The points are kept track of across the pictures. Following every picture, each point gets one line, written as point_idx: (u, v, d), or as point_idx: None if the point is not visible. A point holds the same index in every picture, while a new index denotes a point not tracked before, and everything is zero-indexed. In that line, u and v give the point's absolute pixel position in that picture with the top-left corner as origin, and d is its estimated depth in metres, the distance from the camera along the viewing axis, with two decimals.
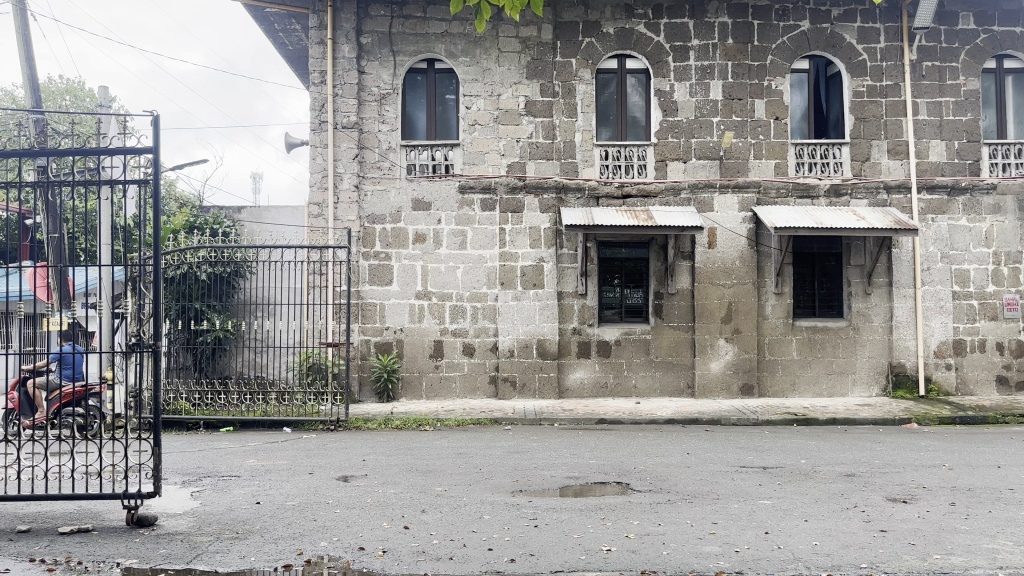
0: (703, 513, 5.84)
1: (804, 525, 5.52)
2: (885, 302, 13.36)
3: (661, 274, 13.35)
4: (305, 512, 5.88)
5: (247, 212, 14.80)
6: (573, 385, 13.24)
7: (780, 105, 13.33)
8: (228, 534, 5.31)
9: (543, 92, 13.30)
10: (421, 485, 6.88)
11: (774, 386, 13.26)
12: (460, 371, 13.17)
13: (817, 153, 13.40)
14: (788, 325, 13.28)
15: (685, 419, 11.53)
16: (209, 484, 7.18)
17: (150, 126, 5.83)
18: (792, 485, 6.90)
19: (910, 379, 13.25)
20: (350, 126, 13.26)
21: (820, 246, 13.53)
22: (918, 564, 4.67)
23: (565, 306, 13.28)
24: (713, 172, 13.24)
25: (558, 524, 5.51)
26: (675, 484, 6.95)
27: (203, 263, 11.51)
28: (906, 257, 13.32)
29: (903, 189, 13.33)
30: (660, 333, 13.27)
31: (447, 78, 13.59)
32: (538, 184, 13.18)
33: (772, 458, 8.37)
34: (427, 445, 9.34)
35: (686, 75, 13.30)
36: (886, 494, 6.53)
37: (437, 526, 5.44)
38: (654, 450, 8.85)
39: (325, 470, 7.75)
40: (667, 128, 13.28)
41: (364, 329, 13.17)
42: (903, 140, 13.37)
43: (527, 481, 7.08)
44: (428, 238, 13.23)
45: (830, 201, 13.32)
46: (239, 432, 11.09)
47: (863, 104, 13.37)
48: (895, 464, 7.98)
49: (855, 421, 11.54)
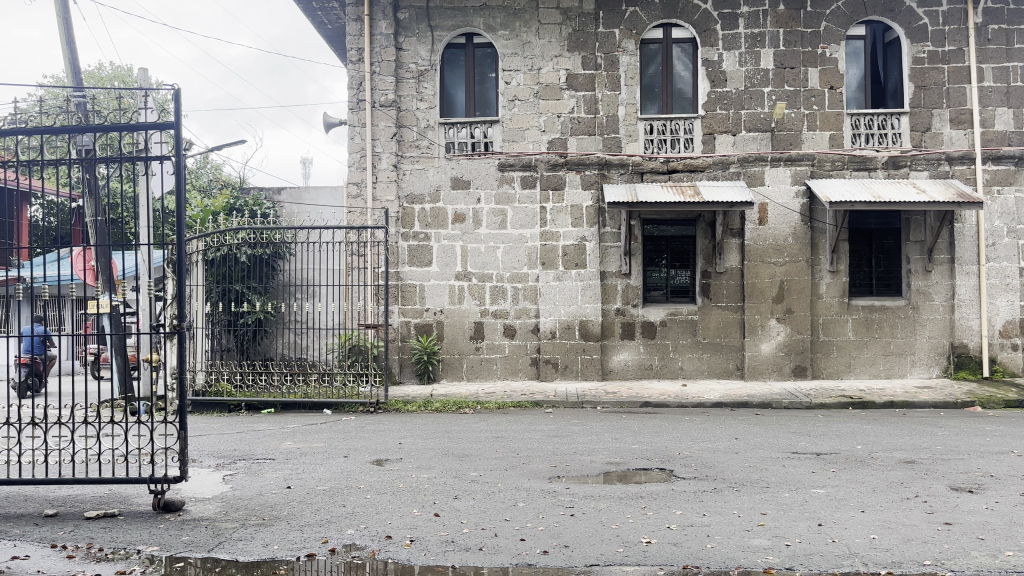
0: (751, 503, 5.50)
1: (861, 517, 5.15)
2: (947, 280, 12.71)
3: (708, 252, 12.89)
4: (335, 498, 5.70)
5: (288, 193, 14.75)
6: (616, 367, 12.91)
7: (834, 73, 12.70)
8: (255, 520, 5.18)
9: (585, 65, 12.89)
10: (456, 469, 6.68)
11: (829, 368, 12.74)
12: (500, 353, 12.95)
13: (875, 124, 12.75)
14: (843, 305, 12.74)
15: (734, 403, 11.11)
16: (243, 467, 7.07)
17: (173, 100, 5.73)
18: (848, 473, 6.49)
19: (973, 360, 12.58)
20: (387, 104, 13.05)
21: (877, 222, 12.92)
22: (988, 562, 4.26)
23: (608, 286, 12.93)
24: (764, 144, 12.69)
25: (595, 513, 5.23)
26: (722, 471, 6.61)
27: (242, 245, 11.40)
28: (969, 232, 12.62)
29: (967, 159, 12.62)
30: (708, 314, 12.85)
31: (486, 53, 13.27)
32: (580, 161, 12.80)
33: (826, 443, 7.95)
34: (466, 428, 9.13)
35: (735, 44, 12.76)
36: (950, 483, 6.10)
37: (469, 514, 5.21)
38: (700, 434, 8.49)
39: (360, 453, 7.58)
40: (715, 100, 12.77)
41: (404, 311, 13.03)
42: (966, 108, 12.64)
43: (566, 467, 6.82)
44: (468, 218, 12.98)
45: (888, 173, 12.68)
46: (280, 414, 11.02)
47: (923, 71, 12.67)
48: (959, 451, 7.50)
49: (913, 404, 10.99)
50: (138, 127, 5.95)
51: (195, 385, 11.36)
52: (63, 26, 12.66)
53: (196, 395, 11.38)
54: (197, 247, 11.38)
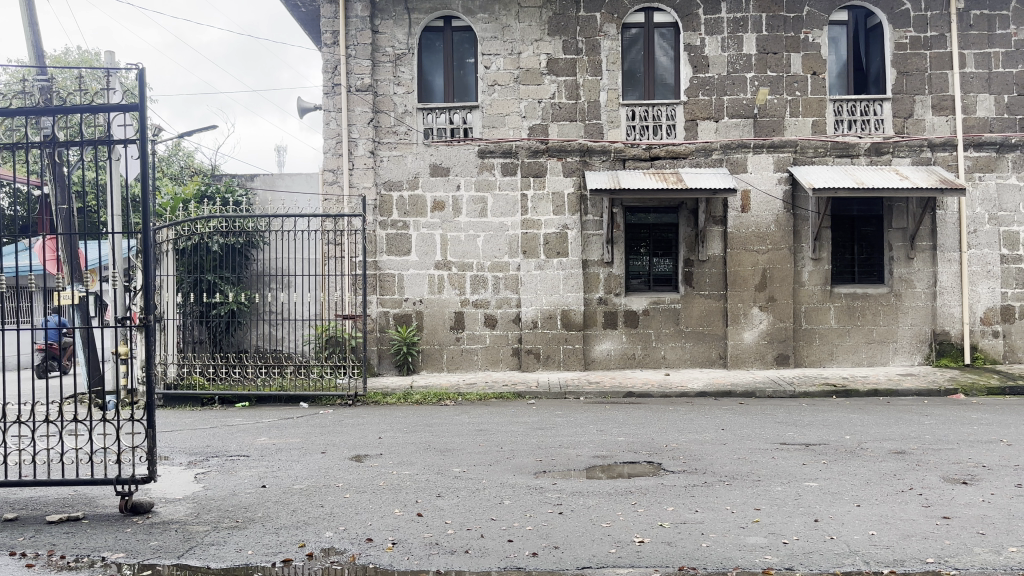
0: (743, 498, 5.34)
1: (857, 511, 5.01)
2: (929, 267, 12.68)
3: (691, 240, 12.74)
4: (312, 497, 5.46)
5: (261, 180, 14.36)
6: (599, 356, 12.75)
7: (817, 59, 12.56)
8: (227, 523, 4.94)
9: (566, 49, 12.64)
10: (438, 465, 6.46)
11: (811, 356, 12.67)
12: (481, 344, 12.73)
13: (857, 110, 12.64)
14: (825, 292, 12.65)
15: (717, 392, 10.98)
16: (216, 465, 6.79)
17: (137, 80, 5.43)
18: (840, 465, 6.36)
19: (955, 347, 12.57)
20: (364, 89, 12.73)
21: (860, 209, 12.83)
22: (992, 559, 4.13)
23: (590, 275, 12.75)
24: (747, 131, 12.54)
25: (585, 511, 5.04)
26: (711, 463, 6.45)
27: (214, 234, 11.05)
28: (951, 219, 12.58)
29: (949, 146, 12.56)
30: (690, 303, 12.71)
31: (465, 37, 12.98)
32: (561, 148, 12.57)
33: (814, 434, 7.82)
34: (447, 421, 8.90)
35: (717, 28, 12.58)
36: (943, 475, 5.99)
37: (453, 513, 5.00)
38: (686, 425, 8.34)
39: (338, 448, 7.33)
40: (697, 86, 12.59)
41: (383, 301, 12.74)
42: (948, 95, 12.56)
43: (552, 461, 6.63)
44: (447, 206, 12.72)
45: (871, 160, 12.58)
46: (254, 407, 10.73)
47: (906, 57, 12.58)
48: (947, 440, 7.41)
49: (897, 392, 10.93)
50: (100, 109, 5.63)
51: (166, 378, 11.04)
52: (25, 8, 12.20)
53: (168, 388, 11.07)
54: (167, 237, 11.04)
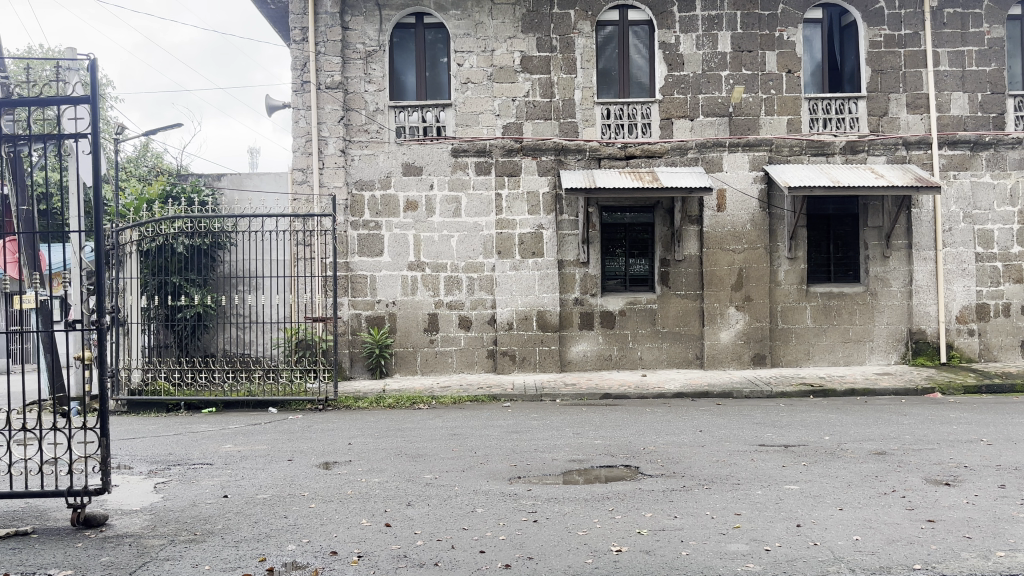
0: (724, 502, 5.18)
1: (839, 516, 4.88)
2: (904, 266, 12.66)
3: (667, 239, 12.62)
4: (275, 508, 5.21)
5: (228, 179, 14.03)
6: (575, 358, 12.58)
7: (792, 57, 12.49)
8: (185, 536, 4.68)
9: (540, 46, 12.47)
10: (410, 472, 6.24)
11: (788, 355, 12.59)
12: (456, 346, 12.52)
13: (832, 108, 12.60)
14: (801, 291, 12.58)
15: (695, 393, 10.86)
16: (177, 474, 6.52)
17: (89, 71, 5.15)
18: (820, 467, 6.23)
19: (931, 346, 12.56)
20: (334, 86, 12.47)
21: (835, 207, 12.79)
22: (980, 564, 4.00)
23: (566, 276, 12.57)
24: (722, 129, 12.45)
25: (560, 518, 4.85)
26: (690, 466, 6.29)
27: (180, 234, 10.74)
28: (926, 217, 12.56)
29: (923, 144, 12.56)
30: (667, 302, 12.58)
31: (437, 34, 12.77)
32: (536, 146, 12.40)
33: (793, 434, 7.70)
34: (420, 425, 8.66)
35: (692, 26, 12.47)
36: (926, 476, 5.88)
37: (423, 523, 4.79)
38: (663, 427, 8.18)
39: (306, 455, 7.08)
40: (673, 84, 12.47)
41: (354, 303, 12.48)
42: (923, 93, 12.56)
43: (526, 466, 6.43)
44: (420, 206, 12.49)
45: (846, 158, 12.53)
46: (222, 413, 10.44)
47: (880, 55, 12.56)
48: (928, 440, 7.32)
49: (875, 391, 10.88)
50: (49, 102, 5.34)
51: (130, 384, 10.74)
52: None
53: (132, 394, 10.76)
54: (131, 238, 10.76)
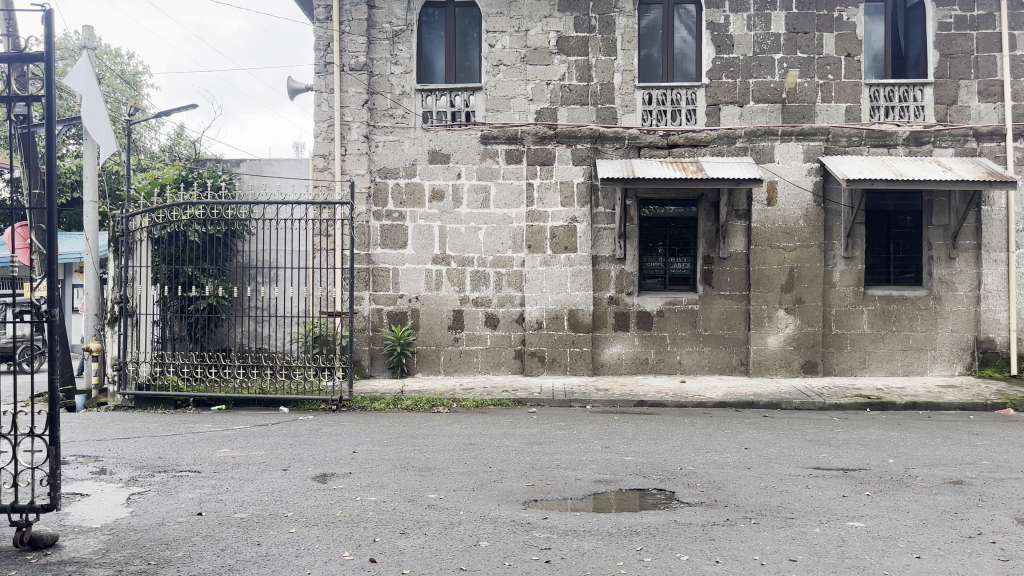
0: (776, 543, 4.34)
1: (918, 567, 4.01)
2: (972, 268, 11.56)
3: (711, 236, 11.73)
4: (250, 532, 4.52)
5: (248, 165, 13.47)
6: (609, 361, 11.76)
7: (852, 39, 11.47)
8: (136, 566, 4.01)
9: (577, 27, 11.65)
10: (413, 489, 5.51)
11: (842, 364, 11.61)
12: (482, 345, 11.79)
13: (896, 95, 11.54)
14: (858, 294, 11.59)
15: (739, 403, 9.96)
16: (157, 483, 5.88)
17: (43, 24, 4.49)
18: (887, 499, 5.34)
19: (1000, 357, 11.45)
20: (358, 68, 11.82)
21: (896, 203, 11.78)
22: None
23: (601, 272, 11.76)
24: (774, 117, 11.49)
25: (579, 559, 4.06)
26: (732, 493, 5.45)
27: (192, 222, 10.03)
28: (998, 216, 11.46)
29: (996, 136, 11.46)
30: (710, 304, 11.68)
31: (467, 13, 12.03)
32: (571, 134, 11.60)
33: (852, 455, 6.80)
34: (435, 432, 7.94)
35: (742, 5, 11.52)
36: (1016, 514, 4.96)
37: (414, 559, 4.04)
38: (704, 443, 7.33)
39: (303, 465, 6.39)
40: (720, 68, 11.55)
41: (376, 297, 11.83)
42: (996, 79, 11.46)
43: (545, 486, 5.65)
44: (447, 196, 11.78)
45: (909, 150, 11.49)
46: (229, 411, 9.84)
47: (950, 38, 11.47)
48: (1009, 467, 6.36)
49: (939, 405, 9.86)
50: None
51: (138, 377, 10.20)
52: None
53: (139, 388, 10.23)
54: (142, 224, 10.22)
